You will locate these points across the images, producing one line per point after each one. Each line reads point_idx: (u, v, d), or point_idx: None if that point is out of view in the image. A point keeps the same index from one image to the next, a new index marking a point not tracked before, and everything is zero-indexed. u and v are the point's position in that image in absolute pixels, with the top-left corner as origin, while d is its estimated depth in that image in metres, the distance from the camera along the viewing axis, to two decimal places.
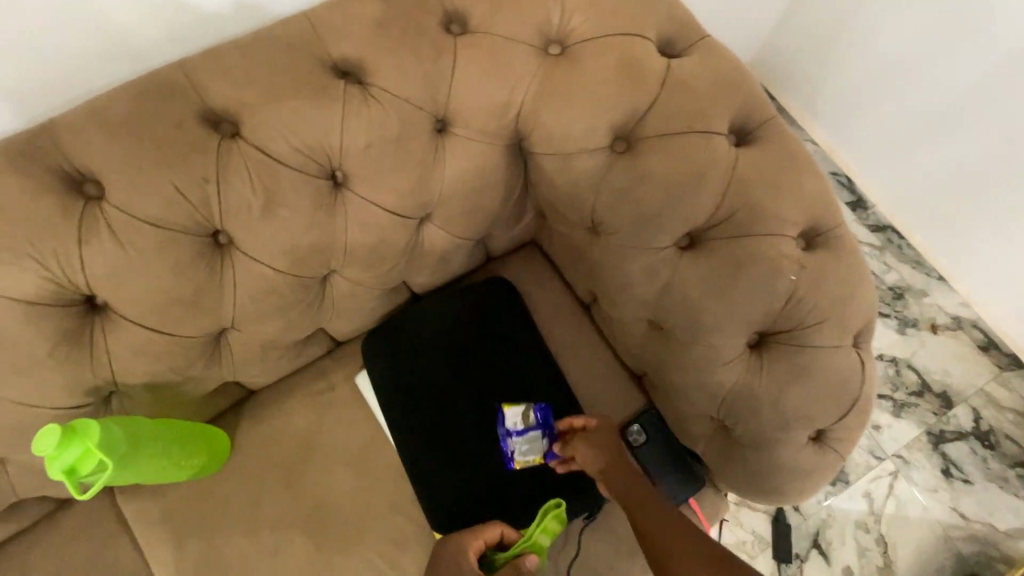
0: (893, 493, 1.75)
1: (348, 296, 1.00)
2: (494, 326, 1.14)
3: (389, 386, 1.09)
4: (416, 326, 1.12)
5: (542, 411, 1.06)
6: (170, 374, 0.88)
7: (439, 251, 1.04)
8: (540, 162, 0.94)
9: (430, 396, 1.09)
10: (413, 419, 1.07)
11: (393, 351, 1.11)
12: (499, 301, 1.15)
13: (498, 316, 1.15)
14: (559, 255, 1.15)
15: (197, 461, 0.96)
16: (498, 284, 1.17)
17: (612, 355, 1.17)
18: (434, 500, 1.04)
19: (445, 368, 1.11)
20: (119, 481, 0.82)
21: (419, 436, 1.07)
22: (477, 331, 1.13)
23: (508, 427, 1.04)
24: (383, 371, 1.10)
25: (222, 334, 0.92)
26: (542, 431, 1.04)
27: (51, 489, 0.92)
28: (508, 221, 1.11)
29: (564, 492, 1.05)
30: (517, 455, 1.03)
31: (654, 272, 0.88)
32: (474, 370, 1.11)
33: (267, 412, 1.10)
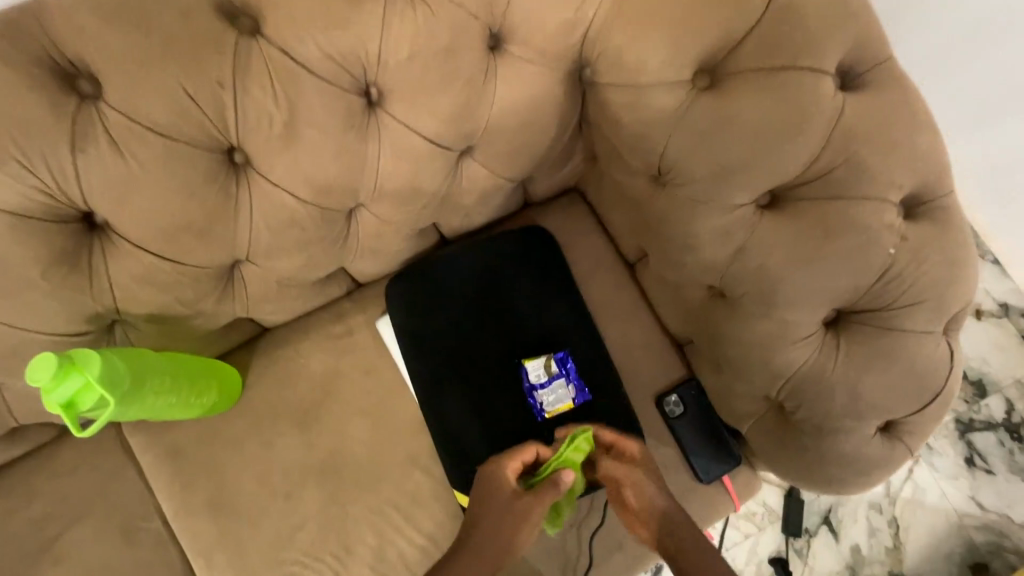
0: (912, 478, 1.71)
1: (375, 233, 0.90)
2: (531, 283, 1.05)
3: (414, 337, 1.01)
4: (446, 275, 1.03)
5: (564, 358, 1.00)
6: (177, 306, 0.80)
7: (477, 191, 0.93)
8: (606, 94, 0.81)
9: (459, 351, 1.01)
10: (439, 375, 1.00)
11: (420, 300, 1.02)
12: (537, 255, 1.06)
13: (534, 268, 1.05)
14: (608, 206, 1.04)
15: (207, 400, 0.89)
16: (538, 237, 1.06)
17: (654, 320, 1.08)
18: (458, 461, 0.97)
19: (476, 324, 1.03)
20: (122, 419, 0.75)
21: (445, 394, 0.99)
22: (510, 283, 1.04)
23: (531, 381, 0.98)
24: (407, 319, 1.02)
25: (235, 267, 0.83)
26: (567, 378, 0.98)
27: (52, 417, 0.87)
28: (555, 163, 0.99)
29: (594, 460, 0.99)
30: (546, 406, 0.98)
31: (727, 232, 0.77)
32: (506, 328, 1.03)
33: (281, 352, 1.03)
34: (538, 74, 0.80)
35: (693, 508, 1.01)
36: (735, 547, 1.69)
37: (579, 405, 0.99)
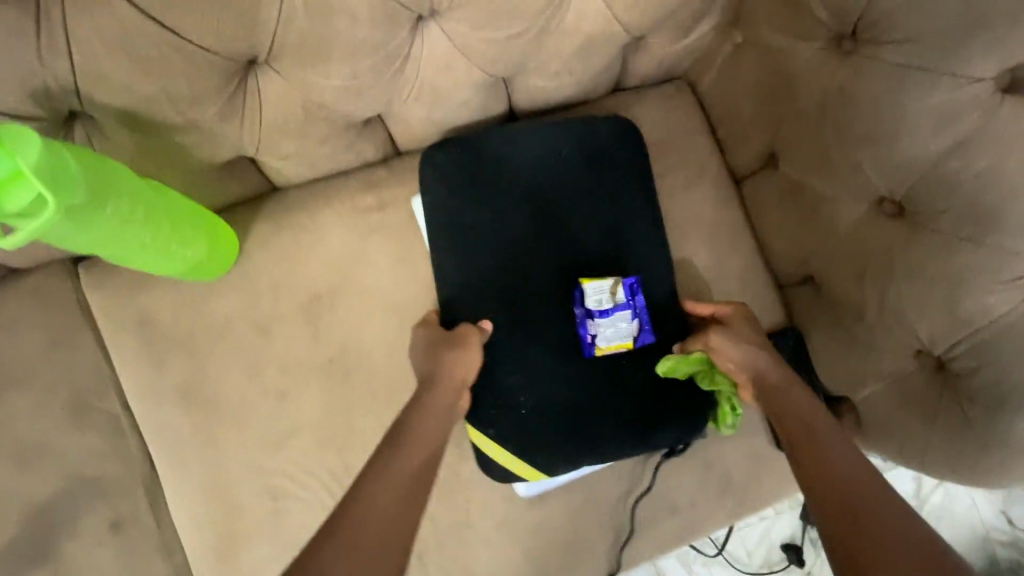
0: (944, 486, 1.42)
1: (443, 66, 0.67)
2: (606, 189, 0.82)
3: (445, 229, 0.79)
4: (500, 158, 0.80)
5: (633, 287, 0.78)
6: (166, 107, 0.57)
7: (582, 34, 0.70)
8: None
9: (502, 259, 0.79)
10: (483, 282, 0.79)
11: (464, 184, 0.80)
12: (622, 154, 0.82)
13: (613, 169, 0.82)
14: (730, 95, 0.81)
15: (196, 256, 0.67)
16: (626, 131, 0.82)
17: (759, 250, 0.86)
18: (484, 395, 0.77)
19: (530, 229, 0.80)
20: (68, 247, 0.54)
21: (490, 305, 0.78)
22: (581, 183, 0.82)
23: (588, 306, 0.76)
24: (440, 206, 0.79)
25: (252, 68, 0.59)
26: (634, 311, 0.77)
27: None
28: (682, 21, 0.75)
29: (650, 416, 0.78)
30: (600, 340, 0.77)
31: (943, 117, 0.56)
32: (566, 239, 0.81)
33: (291, 218, 0.81)
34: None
35: (767, 480, 0.84)
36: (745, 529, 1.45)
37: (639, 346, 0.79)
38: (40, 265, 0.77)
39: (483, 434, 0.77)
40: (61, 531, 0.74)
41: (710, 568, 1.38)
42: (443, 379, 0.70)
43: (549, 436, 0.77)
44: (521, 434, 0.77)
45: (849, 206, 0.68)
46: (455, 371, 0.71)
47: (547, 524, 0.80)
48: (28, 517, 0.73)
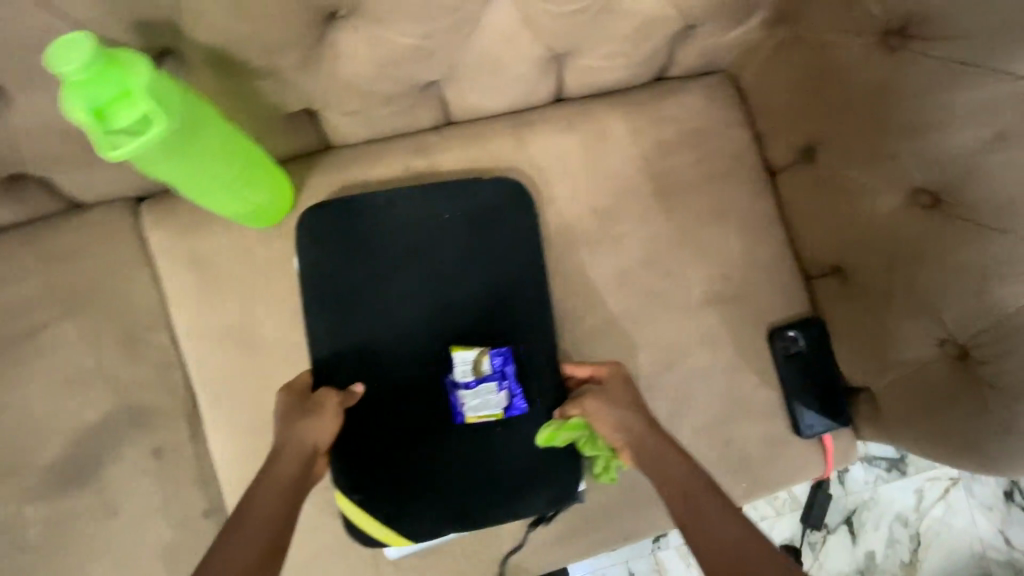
0: (945, 499, 1.41)
1: (505, 37, 0.70)
2: (491, 258, 0.84)
3: (322, 293, 0.80)
4: (379, 231, 0.82)
5: (501, 358, 0.79)
6: (253, 50, 0.60)
7: (639, 16, 0.73)
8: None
9: (379, 322, 0.81)
10: (365, 348, 0.80)
11: (345, 251, 0.81)
12: (499, 221, 0.84)
13: (494, 235, 0.84)
14: (773, 90, 0.84)
15: (256, 194, 0.70)
16: (509, 198, 0.84)
17: (789, 242, 0.89)
18: (353, 460, 0.79)
19: (406, 298, 0.82)
20: (153, 172, 0.58)
21: (386, 361, 0.80)
22: (460, 250, 0.83)
23: (455, 377, 0.78)
24: (319, 270, 0.81)
25: (332, 23, 0.63)
26: (499, 382, 0.77)
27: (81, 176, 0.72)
28: (735, 12, 0.77)
29: (511, 482, 0.80)
30: (468, 410, 0.78)
31: (983, 110, 0.60)
32: (445, 301, 0.82)
33: (343, 175, 0.84)
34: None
35: (782, 462, 0.87)
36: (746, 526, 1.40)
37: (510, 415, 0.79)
38: (106, 201, 0.81)
39: (349, 499, 0.78)
40: (109, 452, 0.78)
41: None
42: (292, 447, 0.68)
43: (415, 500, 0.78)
44: (388, 495, 0.79)
45: (885, 196, 0.71)
46: (307, 438, 0.70)
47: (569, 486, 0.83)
48: (81, 435, 0.78)
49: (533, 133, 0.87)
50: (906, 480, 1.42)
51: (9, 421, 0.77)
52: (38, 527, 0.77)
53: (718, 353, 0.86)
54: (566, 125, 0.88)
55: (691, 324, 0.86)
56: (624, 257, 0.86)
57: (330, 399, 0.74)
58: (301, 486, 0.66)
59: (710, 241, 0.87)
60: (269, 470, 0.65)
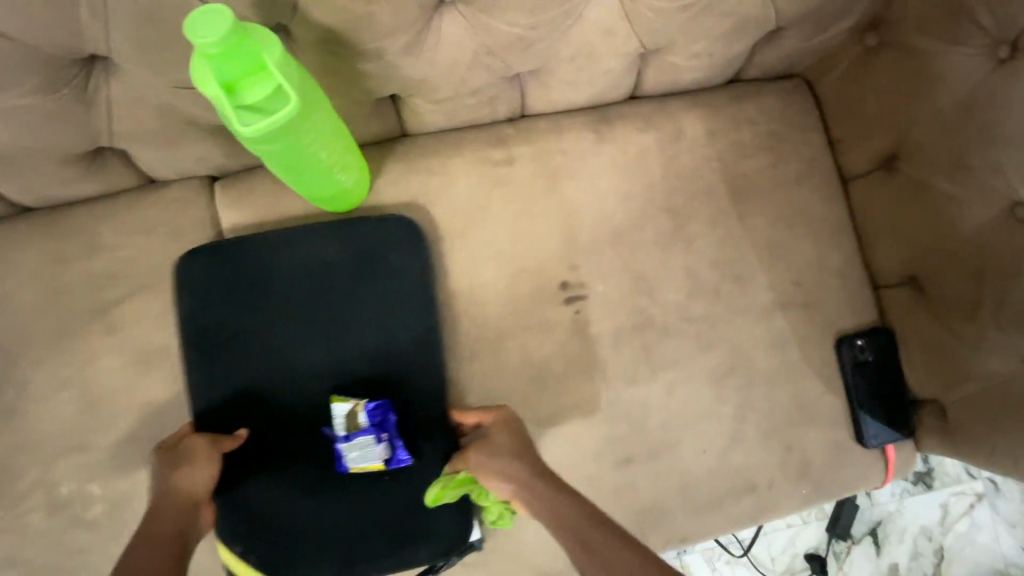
0: (970, 514, 1.39)
1: (601, 30, 0.70)
2: (387, 301, 0.79)
3: (205, 344, 0.75)
4: (265, 272, 0.76)
5: (379, 409, 0.73)
6: (365, 29, 0.59)
7: (734, 16, 0.73)
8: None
9: (271, 371, 0.76)
10: (262, 395, 0.76)
11: (232, 297, 0.76)
12: (392, 260, 0.79)
13: (388, 275, 0.79)
14: (856, 95, 0.83)
15: (347, 181, 0.70)
16: (401, 236, 0.79)
17: (860, 251, 0.88)
18: (242, 513, 0.75)
19: (300, 346, 0.76)
20: (262, 150, 0.57)
21: (281, 407, 0.76)
22: (352, 293, 0.78)
23: (334, 430, 0.74)
24: (200, 321, 0.75)
25: (441, 7, 0.61)
26: (377, 436, 0.72)
27: (164, 151, 0.71)
28: (827, 15, 0.76)
29: (396, 532, 0.77)
30: (349, 463, 0.73)
31: None
32: (343, 346, 0.77)
33: (417, 162, 0.82)
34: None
35: (844, 470, 0.86)
36: (770, 534, 1.38)
37: (393, 466, 0.74)
38: (181, 179, 0.79)
39: (231, 551, 0.74)
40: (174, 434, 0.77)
41: (734, 568, 1.36)
42: (172, 501, 0.65)
43: (301, 551, 0.75)
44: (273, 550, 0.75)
45: (980, 208, 0.72)
46: (187, 484, 0.67)
47: (632, 485, 0.82)
48: (148, 414, 0.77)
49: (610, 130, 0.86)
50: (931, 493, 1.40)
51: (76, 397, 0.77)
52: (101, 505, 0.76)
53: (784, 359, 0.86)
54: (643, 123, 0.87)
55: (759, 328, 0.86)
56: (695, 257, 0.86)
57: (201, 442, 0.70)
58: (186, 533, 0.64)
59: (783, 246, 0.87)
60: (150, 524, 0.63)
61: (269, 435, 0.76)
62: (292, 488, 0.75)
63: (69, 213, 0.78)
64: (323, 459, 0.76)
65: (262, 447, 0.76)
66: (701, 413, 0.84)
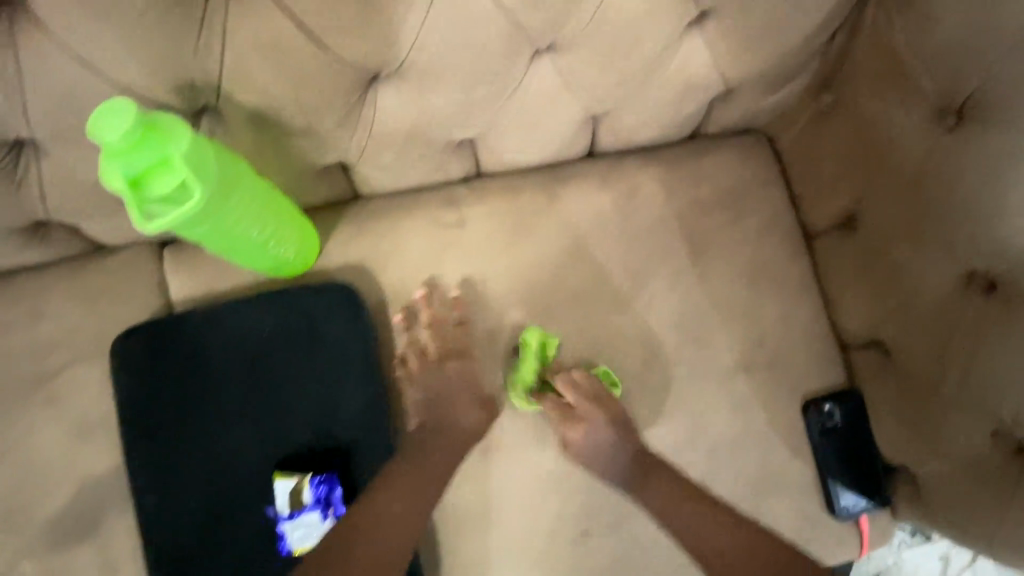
0: (972, 568, 1.32)
1: (545, 99, 0.69)
2: (327, 371, 0.76)
3: (140, 424, 0.73)
4: (203, 347, 0.75)
5: (325, 482, 0.72)
6: (290, 108, 0.59)
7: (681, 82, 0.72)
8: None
9: (208, 449, 0.74)
10: (201, 472, 0.73)
11: (168, 374, 0.74)
12: (331, 328, 0.76)
13: (328, 344, 0.76)
14: (813, 155, 0.82)
15: (285, 253, 0.69)
16: (339, 305, 0.77)
17: (825, 311, 0.85)
18: None
19: (238, 421, 0.74)
20: (185, 234, 0.56)
21: (219, 485, 0.73)
22: (292, 365, 0.76)
23: (277, 508, 0.72)
24: (135, 401, 0.73)
25: (373, 83, 0.61)
26: (322, 512, 0.71)
27: (105, 224, 0.70)
28: (778, 77, 0.75)
29: None
30: (292, 542, 0.72)
31: None
32: (283, 419, 0.75)
33: (370, 225, 0.81)
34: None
35: (816, 542, 0.82)
36: None
37: None
38: (126, 247, 0.78)
39: None
40: (112, 509, 0.75)
41: None
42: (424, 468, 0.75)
43: None
44: None
45: (936, 277, 0.69)
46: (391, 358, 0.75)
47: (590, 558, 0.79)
48: (86, 488, 0.75)
49: (566, 188, 0.85)
50: (930, 546, 1.33)
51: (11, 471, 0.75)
52: None
53: (750, 423, 0.83)
54: (601, 182, 0.86)
55: (723, 390, 0.83)
56: (655, 318, 0.84)
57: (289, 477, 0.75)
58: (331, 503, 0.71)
59: (747, 307, 0.85)
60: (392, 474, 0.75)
61: (210, 509, 0.73)
62: (232, 565, 0.73)
63: (10, 282, 0.77)
64: (266, 535, 0.73)
65: (201, 525, 0.73)
66: None
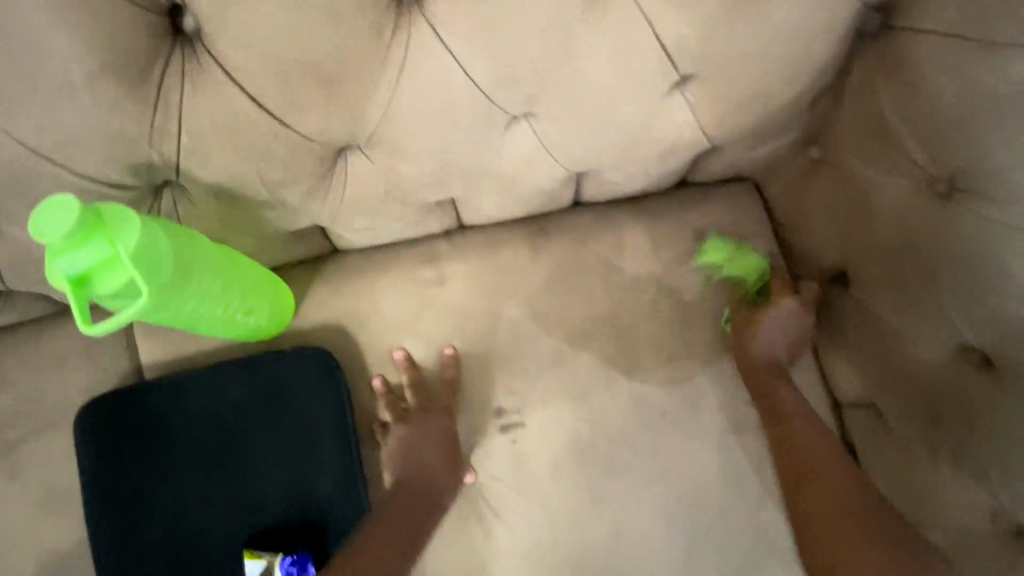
0: None
1: (525, 163, 0.67)
2: (300, 440, 0.73)
3: (107, 497, 0.71)
4: (173, 417, 0.73)
5: (297, 562, 0.69)
6: (255, 185, 0.57)
7: (666, 143, 0.69)
8: (927, 48, 0.58)
9: (175, 523, 0.71)
10: (168, 547, 0.71)
11: (138, 444, 0.72)
12: (304, 395, 0.74)
13: (302, 412, 0.74)
14: (804, 210, 0.79)
15: (256, 321, 0.66)
16: (313, 370, 0.74)
17: (817, 367, 0.82)
18: None
19: (207, 494, 0.72)
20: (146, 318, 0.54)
21: (187, 562, 0.71)
22: (264, 434, 0.73)
23: None
24: (103, 473, 0.71)
25: (342, 155, 0.59)
26: None
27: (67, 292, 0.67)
28: (766, 134, 0.73)
29: None
30: None
31: None
32: (254, 491, 0.72)
33: (348, 285, 0.79)
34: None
35: None
36: None
37: None
38: None
39: None
40: None
41: None
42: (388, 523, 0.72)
43: None
44: None
45: (930, 346, 0.68)
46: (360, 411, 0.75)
47: None
48: (47, 564, 0.72)
49: (549, 244, 0.83)
50: None
51: None
52: None
53: (740, 486, 0.80)
54: (587, 237, 0.83)
55: (712, 452, 0.80)
56: (641, 377, 0.81)
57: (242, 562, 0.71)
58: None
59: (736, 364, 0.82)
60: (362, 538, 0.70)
61: None
62: None
63: None
64: None
65: None
66: (650, 547, 0.78)
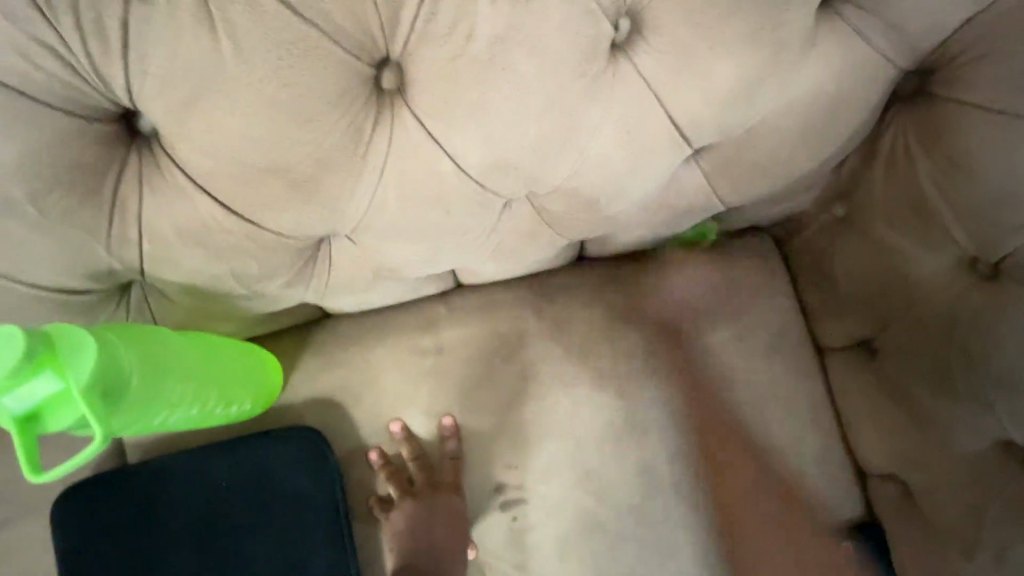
0: None
1: (526, 237, 0.61)
2: (291, 524, 0.70)
3: None
4: (154, 504, 0.68)
5: None
6: (231, 280, 0.53)
7: (678, 210, 0.64)
8: (974, 124, 0.53)
9: None
10: None
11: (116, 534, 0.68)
12: (295, 477, 0.71)
13: (293, 494, 0.71)
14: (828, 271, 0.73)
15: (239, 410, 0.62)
16: (304, 452, 0.71)
17: (841, 435, 0.76)
18: None
19: None
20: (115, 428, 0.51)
21: None
22: (254, 518, 0.70)
23: None
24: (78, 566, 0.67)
25: (326, 239, 0.55)
26: None
27: None
28: (786, 195, 0.67)
29: None
30: None
31: None
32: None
33: (339, 355, 0.74)
34: (856, 52, 0.52)
35: None
36: None
37: None
38: None
39: None
40: None
41: None
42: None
43: None
44: None
45: (969, 438, 0.64)
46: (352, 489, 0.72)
47: None
48: None
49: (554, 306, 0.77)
50: None
51: None
52: None
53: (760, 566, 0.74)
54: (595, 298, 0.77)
55: (730, 530, 0.75)
56: (653, 452, 0.75)
57: None
58: None
59: (757, 434, 0.76)
60: None
61: None
62: None
63: None
64: None
65: None
66: None
